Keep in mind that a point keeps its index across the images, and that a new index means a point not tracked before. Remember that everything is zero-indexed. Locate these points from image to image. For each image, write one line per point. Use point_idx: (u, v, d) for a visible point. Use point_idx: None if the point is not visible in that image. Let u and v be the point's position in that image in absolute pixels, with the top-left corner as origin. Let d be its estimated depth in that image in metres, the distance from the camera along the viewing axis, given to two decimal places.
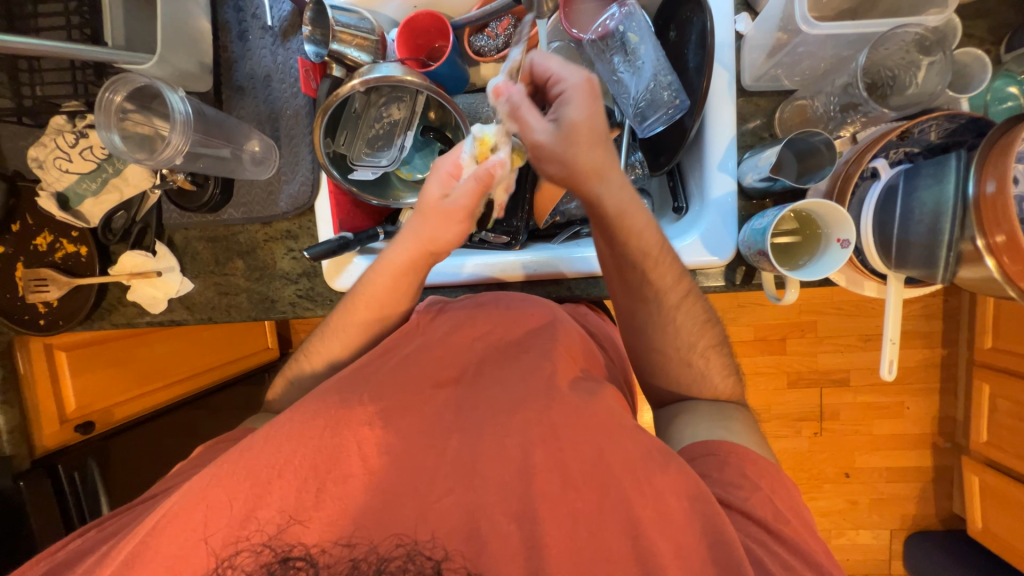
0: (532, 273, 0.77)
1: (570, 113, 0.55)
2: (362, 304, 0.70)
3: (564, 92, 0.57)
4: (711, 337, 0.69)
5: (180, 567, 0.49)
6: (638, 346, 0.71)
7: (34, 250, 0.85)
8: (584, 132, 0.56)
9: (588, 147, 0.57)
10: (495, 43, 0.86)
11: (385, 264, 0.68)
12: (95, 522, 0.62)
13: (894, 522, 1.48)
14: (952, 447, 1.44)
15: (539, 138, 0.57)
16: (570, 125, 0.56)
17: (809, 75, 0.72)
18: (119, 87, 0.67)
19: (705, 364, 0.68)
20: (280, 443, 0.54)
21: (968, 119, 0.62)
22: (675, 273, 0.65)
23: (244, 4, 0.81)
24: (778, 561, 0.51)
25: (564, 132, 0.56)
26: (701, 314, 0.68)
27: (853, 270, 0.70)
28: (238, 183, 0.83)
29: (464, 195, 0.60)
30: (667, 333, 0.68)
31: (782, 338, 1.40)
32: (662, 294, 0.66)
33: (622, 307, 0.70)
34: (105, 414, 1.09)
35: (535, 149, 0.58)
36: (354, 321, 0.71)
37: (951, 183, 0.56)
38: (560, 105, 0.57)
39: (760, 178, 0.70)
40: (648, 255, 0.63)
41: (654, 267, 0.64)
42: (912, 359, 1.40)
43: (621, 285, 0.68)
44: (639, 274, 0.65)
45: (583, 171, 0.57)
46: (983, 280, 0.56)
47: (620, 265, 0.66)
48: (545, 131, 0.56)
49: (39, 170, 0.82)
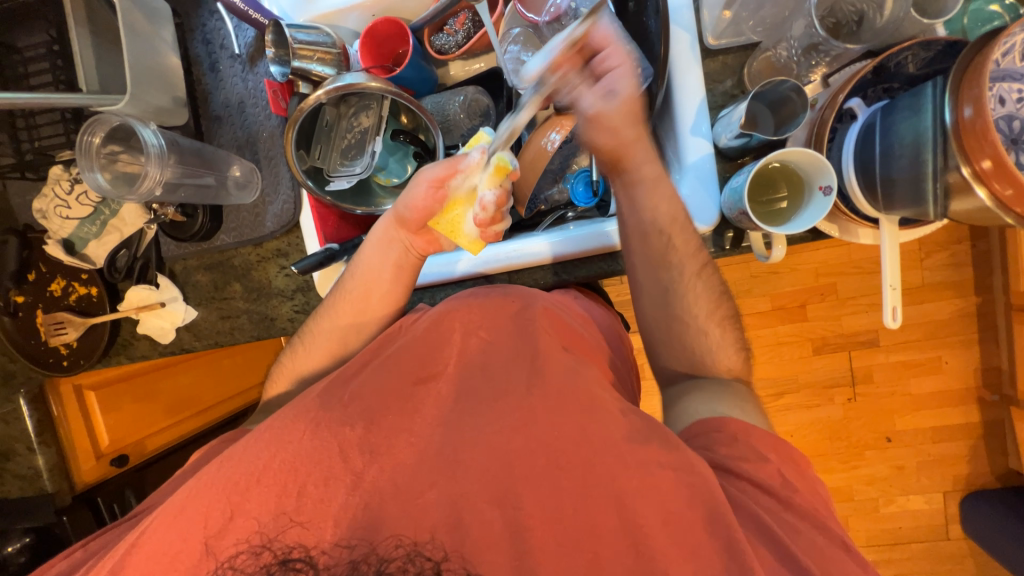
0: (560, 255, 0.75)
1: (625, 86, 0.65)
2: (362, 284, 0.74)
3: (616, 68, 0.65)
4: (726, 311, 0.68)
5: (182, 568, 0.52)
6: (659, 320, 0.70)
7: (50, 296, 0.90)
8: (632, 107, 0.67)
9: (635, 121, 0.67)
10: (456, 39, 0.86)
11: (376, 240, 0.74)
12: (89, 539, 0.64)
13: (946, 483, 1.40)
14: (999, 400, 1.34)
15: (596, 109, 0.66)
16: (624, 98, 0.66)
17: (769, 25, 0.71)
18: (96, 129, 0.71)
19: (721, 334, 0.67)
20: (263, 450, 0.56)
21: (944, 45, 0.61)
22: (696, 242, 0.67)
23: (212, 36, 0.84)
24: (773, 523, 0.50)
25: (618, 104, 0.66)
26: (717, 283, 0.68)
27: (845, 218, 0.68)
28: (226, 210, 0.85)
29: (434, 172, 0.69)
30: (686, 300, 0.67)
31: (802, 304, 1.35)
32: (683, 262, 0.67)
33: (640, 281, 0.70)
34: (138, 446, 1.16)
35: (590, 121, 0.67)
36: (351, 302, 0.75)
37: (928, 113, 0.53)
38: (613, 80, 0.65)
39: (734, 136, 0.68)
40: (674, 220, 0.67)
41: (678, 233, 0.67)
42: (940, 311, 1.32)
43: (643, 258, 0.69)
44: (665, 239, 0.67)
45: (630, 142, 0.67)
46: (976, 211, 0.53)
47: (645, 230, 0.68)
48: (602, 103, 0.66)
49: (43, 220, 0.86)
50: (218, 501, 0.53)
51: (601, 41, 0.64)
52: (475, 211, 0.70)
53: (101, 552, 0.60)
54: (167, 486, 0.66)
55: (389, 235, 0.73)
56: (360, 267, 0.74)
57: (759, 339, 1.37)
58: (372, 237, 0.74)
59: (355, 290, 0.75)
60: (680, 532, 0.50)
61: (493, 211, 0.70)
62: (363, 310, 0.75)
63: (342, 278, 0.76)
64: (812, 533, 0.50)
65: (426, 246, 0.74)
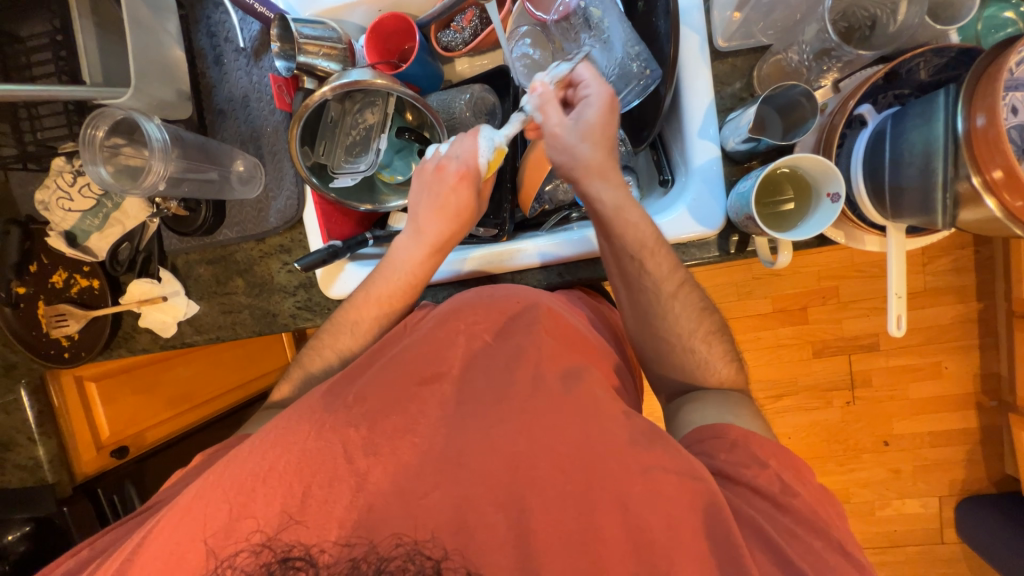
0: (549, 260, 0.75)
1: (591, 116, 0.65)
2: (395, 285, 0.75)
3: (588, 97, 0.66)
4: (710, 324, 0.68)
5: (186, 565, 0.52)
6: (641, 332, 0.70)
7: (51, 288, 0.89)
8: (599, 135, 0.66)
9: (597, 145, 0.66)
10: (463, 36, 0.85)
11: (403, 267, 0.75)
12: (93, 539, 0.64)
13: (943, 488, 1.40)
14: (997, 406, 1.35)
15: (557, 130, 0.66)
16: (588, 126, 0.65)
17: (780, 29, 0.70)
18: (100, 123, 0.70)
19: (708, 351, 0.67)
20: (263, 452, 0.56)
21: (958, 51, 0.60)
22: (669, 262, 0.66)
23: (216, 29, 0.83)
24: (774, 528, 0.50)
25: (582, 131, 0.65)
26: (699, 300, 0.68)
27: (851, 225, 0.68)
28: (229, 204, 0.85)
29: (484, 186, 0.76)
30: (667, 320, 0.67)
31: (803, 307, 1.35)
32: (657, 284, 0.66)
33: (626, 301, 0.71)
34: (138, 438, 1.15)
35: (552, 139, 0.67)
36: (379, 299, 0.75)
37: (940, 122, 0.53)
38: (584, 107, 0.66)
39: (741, 140, 0.67)
40: (643, 246, 0.65)
41: (649, 257, 0.66)
42: (941, 317, 1.32)
43: (622, 277, 0.69)
44: (637, 263, 0.66)
45: (586, 164, 0.66)
46: (985, 221, 0.53)
47: (617, 254, 0.67)
48: (566, 125, 0.66)
49: (46, 212, 0.85)
50: (220, 500, 0.53)
51: (580, 77, 0.68)
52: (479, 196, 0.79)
53: (106, 547, 0.61)
54: (173, 483, 0.66)
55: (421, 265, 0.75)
56: (382, 286, 0.75)
57: (761, 341, 1.37)
58: (396, 256, 0.75)
59: (386, 291, 0.75)
60: (682, 539, 0.50)
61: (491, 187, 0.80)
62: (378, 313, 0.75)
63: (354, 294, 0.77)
64: (813, 539, 0.50)
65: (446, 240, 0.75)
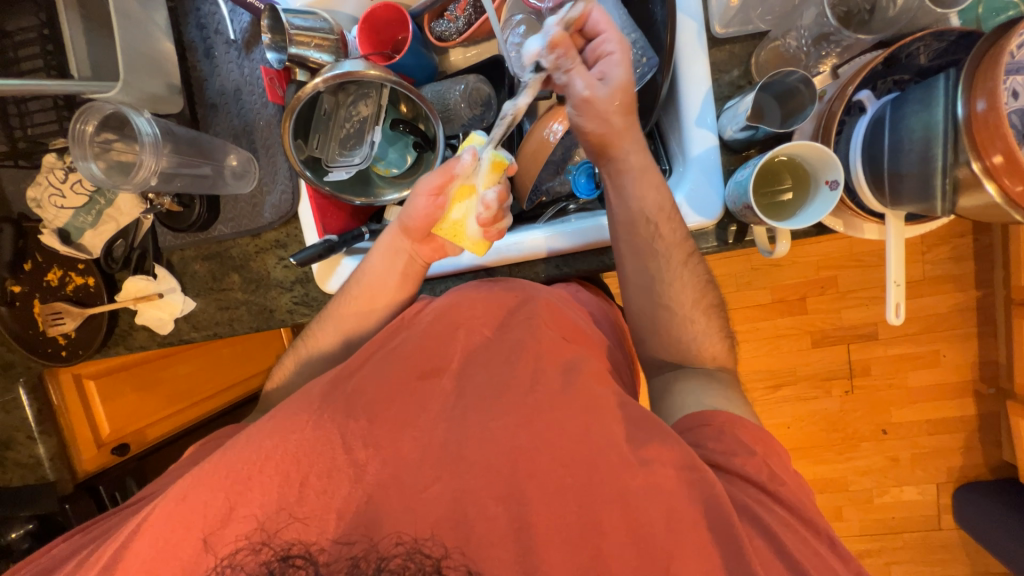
0: (555, 250, 0.74)
1: (619, 74, 0.62)
2: (367, 285, 0.74)
3: (612, 53, 0.62)
4: (711, 300, 0.68)
5: (184, 558, 0.52)
6: (645, 318, 0.70)
7: (46, 286, 0.89)
8: (628, 97, 0.63)
9: (628, 110, 0.64)
10: (456, 26, 0.84)
11: (382, 247, 0.73)
12: (84, 527, 0.66)
13: (940, 476, 1.41)
14: (995, 393, 1.35)
15: (589, 93, 0.62)
16: (617, 85, 0.62)
17: (779, 14, 0.69)
18: (89, 117, 0.70)
19: (706, 324, 0.68)
20: (262, 445, 0.56)
21: (957, 35, 0.59)
22: (682, 231, 0.67)
23: (206, 21, 0.82)
24: (770, 518, 0.51)
25: (611, 92, 0.62)
26: (702, 272, 0.68)
27: (849, 212, 0.67)
28: (224, 200, 0.84)
29: (433, 179, 0.66)
30: (671, 290, 0.67)
31: (802, 297, 1.34)
32: (669, 251, 0.66)
33: (629, 271, 0.69)
34: (138, 435, 1.15)
35: (582, 103, 0.63)
36: (357, 299, 0.75)
37: (939, 107, 0.52)
38: (608, 65, 0.62)
39: (739, 129, 0.67)
40: (661, 210, 0.66)
41: (665, 223, 0.66)
42: (939, 305, 1.31)
43: (631, 246, 0.67)
44: (652, 229, 0.66)
45: (619, 132, 0.65)
46: (984, 207, 0.53)
47: (633, 221, 0.66)
48: (596, 87, 0.62)
49: (38, 209, 0.85)
50: (218, 493, 0.53)
51: (597, 26, 0.62)
52: (478, 211, 0.68)
53: (104, 533, 0.61)
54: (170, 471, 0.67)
55: (395, 244, 0.72)
56: (370, 273, 0.74)
57: (759, 331, 1.37)
58: (375, 254, 0.74)
59: (362, 293, 0.75)
60: (683, 531, 0.50)
61: (495, 210, 0.68)
62: (372, 308, 0.76)
63: (347, 282, 0.76)
64: (807, 529, 0.51)
65: (431, 254, 0.74)
